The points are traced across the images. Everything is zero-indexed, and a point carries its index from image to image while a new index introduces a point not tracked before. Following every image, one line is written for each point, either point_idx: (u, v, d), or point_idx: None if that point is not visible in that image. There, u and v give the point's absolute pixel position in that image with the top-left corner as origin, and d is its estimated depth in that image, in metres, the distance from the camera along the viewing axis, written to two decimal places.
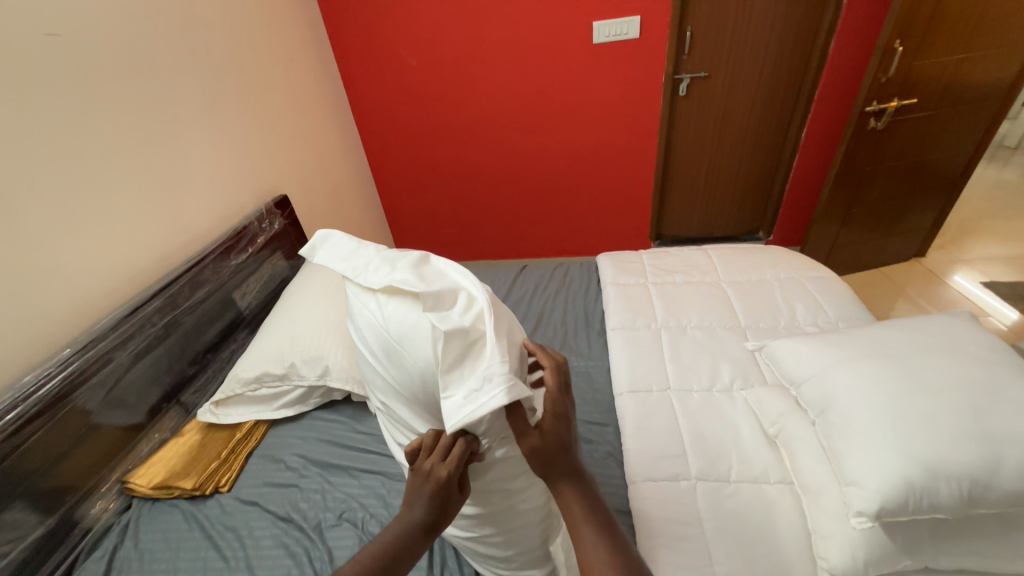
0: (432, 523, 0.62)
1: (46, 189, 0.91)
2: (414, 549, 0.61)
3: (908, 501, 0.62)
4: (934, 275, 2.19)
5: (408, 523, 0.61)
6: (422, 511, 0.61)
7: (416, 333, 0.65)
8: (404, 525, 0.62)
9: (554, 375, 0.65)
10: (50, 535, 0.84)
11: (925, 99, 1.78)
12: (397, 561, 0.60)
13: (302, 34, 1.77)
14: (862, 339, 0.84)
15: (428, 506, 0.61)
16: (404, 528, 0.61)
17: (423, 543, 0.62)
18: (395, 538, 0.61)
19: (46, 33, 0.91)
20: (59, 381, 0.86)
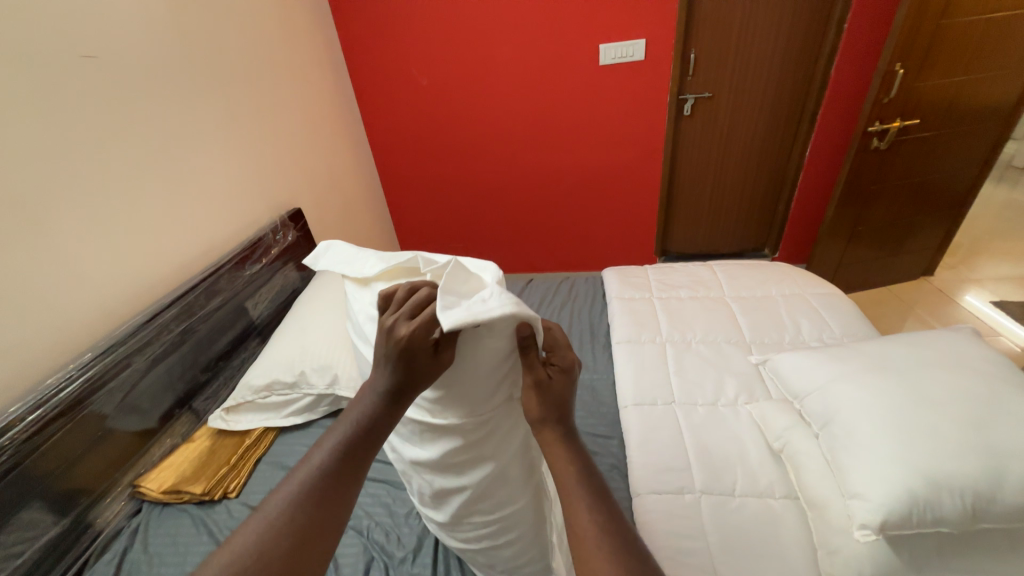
0: (400, 390, 0.56)
1: (76, 200, 0.95)
2: (386, 422, 0.55)
3: (912, 514, 0.62)
4: (943, 294, 2.18)
5: (373, 401, 0.56)
6: (385, 378, 0.55)
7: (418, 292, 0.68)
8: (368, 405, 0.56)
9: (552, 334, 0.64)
10: (62, 537, 0.86)
11: (927, 119, 1.80)
12: (369, 437, 0.54)
13: (319, 56, 1.85)
14: (865, 353, 0.85)
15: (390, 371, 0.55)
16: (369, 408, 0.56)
17: (396, 414, 0.56)
18: (363, 418, 0.55)
19: (83, 55, 0.97)
20: (80, 384, 0.89)
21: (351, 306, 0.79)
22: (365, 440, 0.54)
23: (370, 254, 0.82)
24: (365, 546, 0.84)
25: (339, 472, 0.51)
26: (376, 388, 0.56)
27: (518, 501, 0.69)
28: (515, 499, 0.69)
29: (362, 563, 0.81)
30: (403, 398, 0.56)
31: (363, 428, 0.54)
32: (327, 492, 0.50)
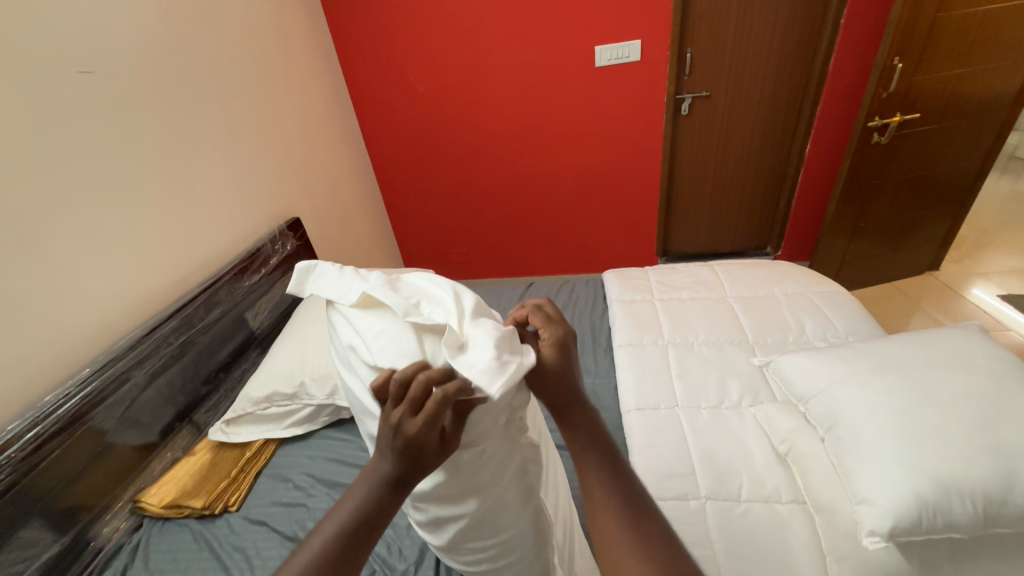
0: (400, 484, 0.52)
1: (74, 215, 0.95)
2: (386, 512, 0.53)
3: (921, 519, 0.60)
4: (949, 288, 2.15)
5: (374, 489, 0.52)
6: (386, 472, 0.52)
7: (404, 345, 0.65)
8: (367, 492, 0.52)
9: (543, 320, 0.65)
10: (63, 554, 0.85)
11: (928, 113, 1.78)
12: (370, 526, 0.52)
13: (316, 64, 1.86)
14: (871, 353, 0.83)
15: (394, 468, 0.52)
16: (367, 496, 0.52)
17: (396, 505, 0.53)
18: (362, 507, 0.52)
19: (79, 71, 0.98)
20: (78, 400, 0.89)
21: (336, 332, 0.76)
22: (362, 534, 0.51)
23: (358, 282, 0.77)
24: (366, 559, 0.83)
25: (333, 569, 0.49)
26: (376, 476, 0.53)
27: (513, 528, 0.67)
28: (512, 525, 0.67)
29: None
30: (404, 492, 0.53)
31: (360, 520, 0.51)
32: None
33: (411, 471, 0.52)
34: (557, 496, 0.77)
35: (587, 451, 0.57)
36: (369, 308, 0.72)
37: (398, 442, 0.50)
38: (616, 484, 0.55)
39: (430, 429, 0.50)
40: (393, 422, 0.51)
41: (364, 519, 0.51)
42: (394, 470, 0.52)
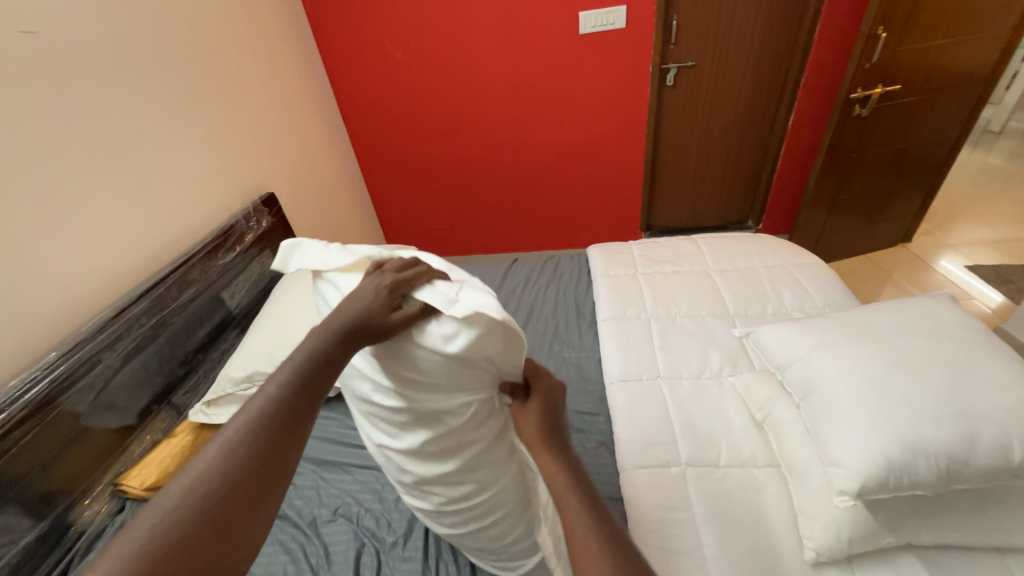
0: (331, 357, 0.57)
1: (26, 191, 0.89)
2: (316, 390, 0.55)
3: (888, 478, 0.63)
4: (920, 260, 2.23)
5: (316, 346, 0.57)
6: (347, 319, 0.60)
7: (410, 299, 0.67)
8: (308, 351, 0.57)
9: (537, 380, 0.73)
10: (43, 538, 0.84)
11: (908, 85, 1.79)
12: (320, 371, 0.56)
13: (285, 27, 1.74)
14: (848, 323, 0.85)
15: (347, 318, 0.60)
16: (293, 376, 0.54)
17: (330, 382, 0.57)
18: (285, 389, 0.53)
19: (19, 30, 0.89)
20: (46, 384, 0.85)
21: (324, 300, 0.77)
22: (316, 374, 0.56)
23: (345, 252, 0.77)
24: (355, 533, 0.85)
25: (266, 440, 0.48)
26: (301, 360, 0.56)
27: (497, 485, 0.69)
28: (497, 482, 0.68)
29: (352, 549, 0.82)
30: (341, 363, 0.58)
31: (288, 396, 0.53)
32: (257, 458, 0.47)
33: (356, 334, 0.59)
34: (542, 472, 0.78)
35: (558, 475, 0.59)
36: (355, 273, 0.75)
37: (356, 306, 0.61)
38: (593, 512, 0.54)
39: (397, 294, 0.64)
40: (363, 291, 0.63)
41: (294, 395, 0.53)
42: (329, 345, 0.57)
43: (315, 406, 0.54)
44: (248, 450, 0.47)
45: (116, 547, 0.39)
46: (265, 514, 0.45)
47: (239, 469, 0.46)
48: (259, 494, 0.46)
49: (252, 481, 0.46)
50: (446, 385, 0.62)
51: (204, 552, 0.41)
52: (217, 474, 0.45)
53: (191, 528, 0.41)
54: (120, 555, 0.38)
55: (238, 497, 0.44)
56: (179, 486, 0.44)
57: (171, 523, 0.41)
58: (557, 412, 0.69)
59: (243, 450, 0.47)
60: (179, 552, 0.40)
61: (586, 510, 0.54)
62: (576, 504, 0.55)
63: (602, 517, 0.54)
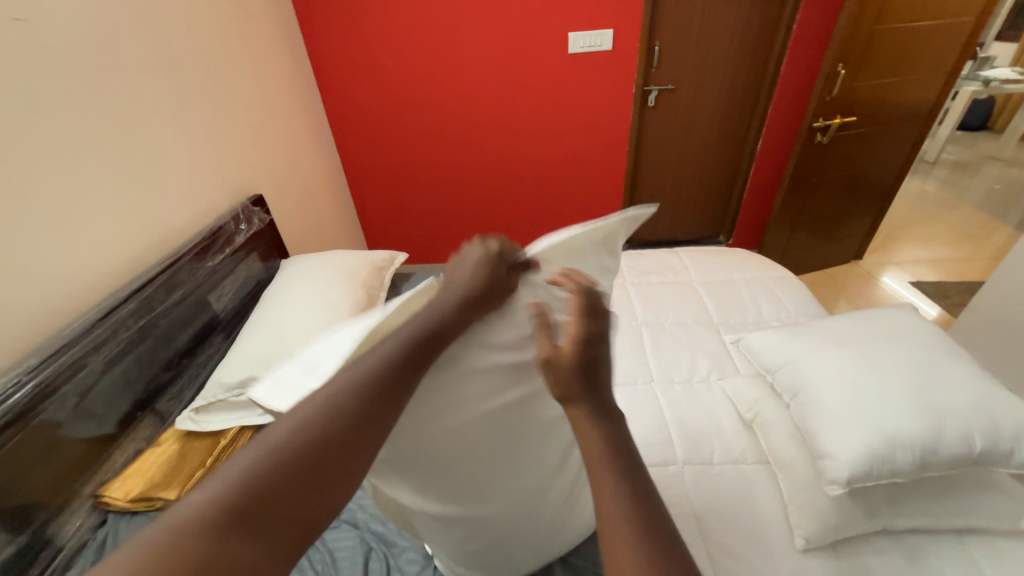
0: (441, 329, 0.60)
1: (9, 186, 0.84)
2: (420, 367, 0.56)
3: (872, 468, 0.70)
4: (871, 275, 2.43)
5: (436, 313, 0.61)
6: (468, 285, 0.66)
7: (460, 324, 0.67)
8: (430, 317, 0.61)
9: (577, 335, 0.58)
10: (20, 554, 0.78)
11: (862, 117, 1.97)
12: (434, 338, 0.59)
13: (274, 29, 1.72)
14: (826, 329, 0.94)
15: (468, 287, 0.66)
16: (404, 341, 0.56)
17: (438, 353, 0.60)
18: (391, 360, 0.54)
19: (10, 18, 0.85)
20: (29, 389, 0.81)
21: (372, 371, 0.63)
22: (431, 342, 0.59)
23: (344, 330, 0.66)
24: (361, 538, 0.84)
25: (366, 407, 0.49)
26: (407, 335, 0.57)
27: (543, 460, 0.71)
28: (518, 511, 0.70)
29: (359, 555, 0.81)
30: (449, 334, 0.61)
31: (398, 362, 0.54)
32: (351, 422, 0.47)
33: (464, 302, 0.64)
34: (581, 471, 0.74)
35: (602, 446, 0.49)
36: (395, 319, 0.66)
37: (467, 272, 0.67)
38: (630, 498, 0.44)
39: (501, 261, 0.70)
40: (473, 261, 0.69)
41: (401, 362, 0.54)
42: (448, 319, 0.61)
43: (421, 372, 0.56)
44: (347, 411, 0.47)
45: (221, 474, 0.40)
46: (344, 478, 0.45)
47: (336, 429, 0.45)
48: (346, 461, 0.45)
49: (342, 443, 0.45)
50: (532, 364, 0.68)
51: (297, 496, 0.41)
52: (323, 425, 0.45)
53: (285, 473, 0.41)
54: (224, 483, 0.39)
55: (333, 459, 0.44)
56: (288, 424, 0.44)
57: (276, 456, 0.42)
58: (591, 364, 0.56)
59: (340, 412, 0.47)
60: (268, 496, 0.40)
61: (614, 478, 0.46)
62: (616, 479, 0.46)
63: (635, 479, 0.47)
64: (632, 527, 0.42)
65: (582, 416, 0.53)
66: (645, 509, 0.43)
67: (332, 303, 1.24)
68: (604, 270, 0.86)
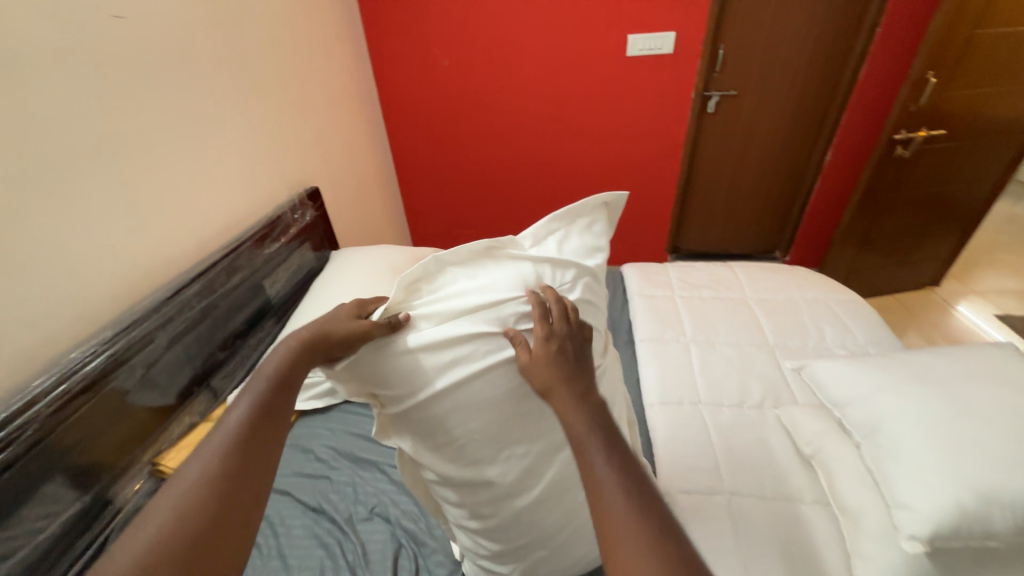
0: (289, 374, 0.61)
1: (101, 169, 0.91)
2: (280, 404, 0.58)
3: (961, 525, 0.62)
4: (948, 304, 2.21)
5: (276, 364, 0.61)
6: (308, 338, 0.65)
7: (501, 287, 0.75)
8: (271, 368, 0.61)
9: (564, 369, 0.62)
10: (86, 510, 0.85)
11: (952, 130, 1.79)
12: (283, 383, 0.60)
13: (340, 29, 1.79)
14: (908, 364, 0.85)
15: (306, 338, 0.65)
16: (254, 396, 0.57)
17: (293, 394, 0.61)
18: (254, 407, 0.56)
19: (113, 15, 0.93)
20: (104, 359, 0.87)
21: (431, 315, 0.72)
22: (279, 390, 0.59)
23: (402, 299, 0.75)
24: (392, 533, 0.85)
25: (243, 450, 0.51)
26: (262, 382, 0.59)
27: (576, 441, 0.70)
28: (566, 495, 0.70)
29: (390, 550, 0.82)
30: (298, 377, 0.62)
31: (257, 406, 0.56)
32: (239, 463, 0.50)
33: (307, 351, 0.65)
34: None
35: (577, 420, 0.57)
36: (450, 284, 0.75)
37: (313, 325, 0.68)
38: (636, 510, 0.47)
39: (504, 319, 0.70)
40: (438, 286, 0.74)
41: (262, 409, 0.56)
42: (281, 369, 0.61)
43: (283, 413, 0.58)
44: (225, 464, 0.49)
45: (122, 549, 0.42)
46: (254, 511, 0.49)
47: (221, 478, 0.48)
48: (251, 494, 0.49)
49: (236, 489, 0.48)
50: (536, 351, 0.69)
51: (203, 537, 0.44)
52: (209, 476, 0.48)
53: (186, 541, 0.43)
54: (133, 555, 0.41)
55: (227, 495, 0.47)
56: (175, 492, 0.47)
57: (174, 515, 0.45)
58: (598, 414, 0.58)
59: (224, 465, 0.49)
60: (190, 562, 0.43)
61: (618, 492, 0.49)
62: (592, 440, 0.54)
63: (606, 434, 0.56)
64: (609, 479, 0.50)
65: (561, 398, 0.60)
66: (614, 458, 0.52)
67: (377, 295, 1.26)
68: (590, 249, 0.84)
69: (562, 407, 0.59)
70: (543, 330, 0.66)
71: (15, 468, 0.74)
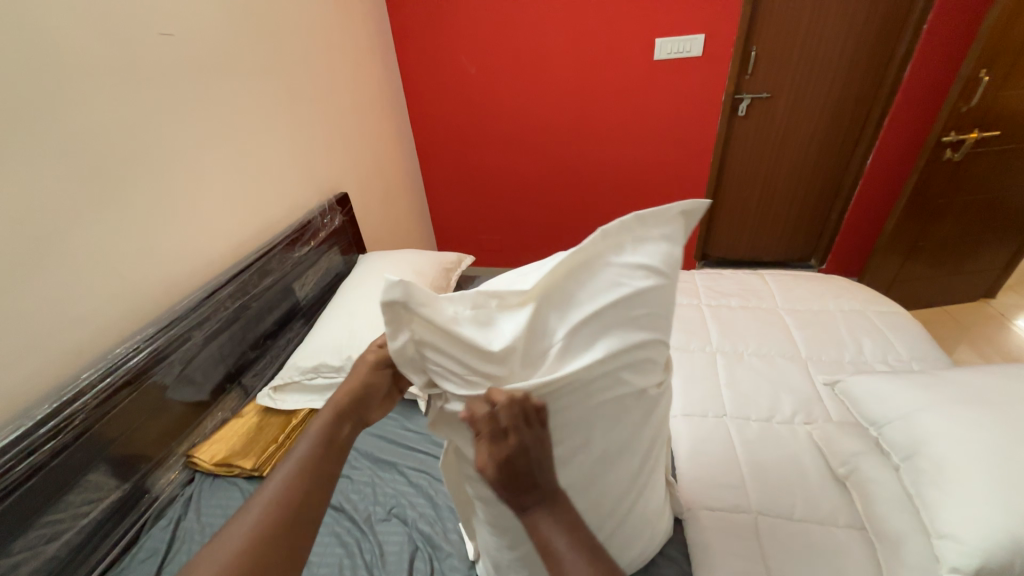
0: (347, 424, 0.61)
1: (148, 176, 0.97)
2: (326, 468, 0.55)
3: (1013, 560, 0.57)
4: (1005, 318, 2.05)
5: (335, 411, 0.61)
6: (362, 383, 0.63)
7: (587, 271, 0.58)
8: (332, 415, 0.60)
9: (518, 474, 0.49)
10: (125, 498, 0.90)
11: (1009, 132, 1.67)
12: (340, 435, 0.59)
13: (371, 40, 1.85)
14: (954, 381, 0.79)
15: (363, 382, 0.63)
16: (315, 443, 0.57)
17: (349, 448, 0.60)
18: (298, 470, 0.54)
19: (160, 33, 0.99)
20: (145, 355, 0.92)
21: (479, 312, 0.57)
22: (336, 439, 0.59)
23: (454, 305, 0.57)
24: (409, 535, 0.85)
25: (284, 521, 0.49)
26: (307, 444, 0.56)
27: (641, 449, 0.62)
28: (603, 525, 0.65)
29: (406, 552, 0.82)
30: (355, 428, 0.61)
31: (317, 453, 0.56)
32: (292, 516, 0.50)
33: (363, 401, 0.63)
34: (642, 503, 0.69)
35: (553, 537, 0.47)
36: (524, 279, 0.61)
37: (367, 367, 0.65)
38: None
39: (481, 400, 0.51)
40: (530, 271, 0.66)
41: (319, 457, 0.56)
42: (326, 432, 0.58)
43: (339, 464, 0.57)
44: (262, 536, 0.47)
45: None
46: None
47: (270, 531, 0.48)
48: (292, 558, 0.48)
49: (267, 566, 0.46)
50: (621, 356, 0.56)
51: None
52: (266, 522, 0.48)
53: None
54: None
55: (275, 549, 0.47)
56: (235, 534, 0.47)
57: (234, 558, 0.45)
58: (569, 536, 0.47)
59: (262, 539, 0.47)
60: None
61: None
62: (572, 551, 0.46)
63: (587, 540, 0.47)
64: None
65: (529, 510, 0.49)
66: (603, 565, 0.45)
67: None
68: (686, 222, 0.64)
69: (529, 521, 0.48)
70: (496, 448, 0.49)
71: (63, 455, 0.79)
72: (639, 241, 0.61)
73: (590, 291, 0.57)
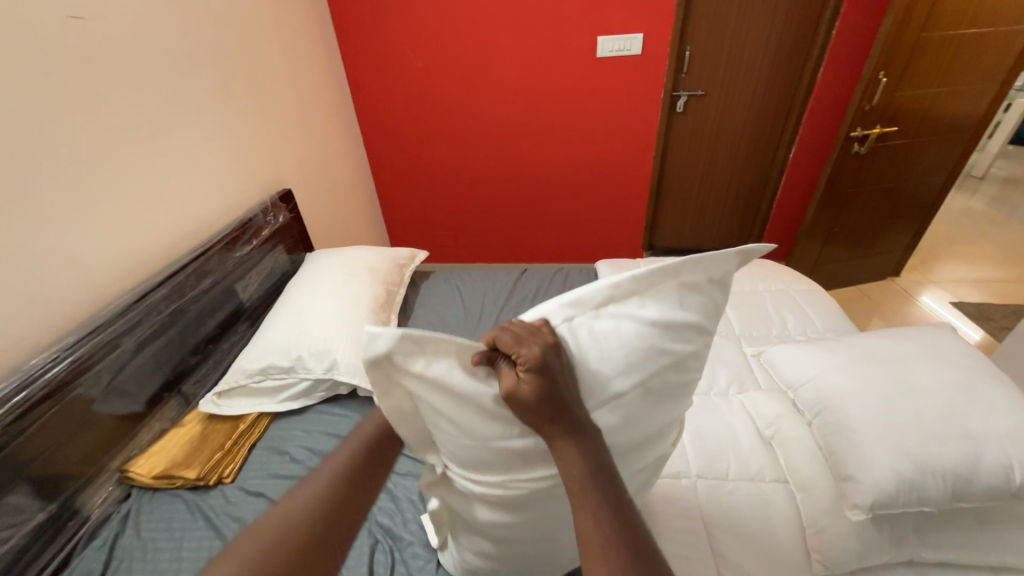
0: (387, 446, 0.60)
1: (60, 172, 0.89)
2: (373, 476, 0.57)
3: (899, 492, 0.67)
4: (908, 294, 2.31)
5: (376, 431, 0.61)
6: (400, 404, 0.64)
7: (641, 335, 0.56)
8: (372, 434, 0.60)
9: (540, 383, 0.50)
10: (51, 520, 0.83)
11: (905, 127, 1.89)
12: (380, 456, 0.59)
13: (311, 31, 1.78)
14: (854, 345, 0.90)
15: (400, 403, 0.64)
16: (354, 455, 0.57)
17: (386, 470, 0.59)
18: (352, 459, 0.57)
19: (69, 16, 0.91)
20: (66, 365, 0.85)
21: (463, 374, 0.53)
22: (375, 460, 0.58)
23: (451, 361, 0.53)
24: (369, 529, 0.85)
25: (331, 515, 0.51)
26: (362, 442, 0.59)
27: None
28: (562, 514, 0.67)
29: (367, 546, 0.82)
30: (393, 450, 0.61)
31: (355, 464, 0.56)
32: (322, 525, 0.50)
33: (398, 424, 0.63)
34: None
35: (577, 466, 0.48)
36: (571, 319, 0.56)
37: None
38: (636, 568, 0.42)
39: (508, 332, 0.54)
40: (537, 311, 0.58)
41: (356, 470, 0.56)
42: (380, 431, 0.61)
43: (376, 483, 0.57)
44: (315, 518, 0.50)
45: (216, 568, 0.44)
46: None
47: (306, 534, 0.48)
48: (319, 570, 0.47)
49: (316, 551, 0.48)
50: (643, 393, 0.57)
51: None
52: (299, 524, 0.49)
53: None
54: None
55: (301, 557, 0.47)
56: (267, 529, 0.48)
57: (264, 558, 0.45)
58: (600, 465, 0.49)
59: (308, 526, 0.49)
60: None
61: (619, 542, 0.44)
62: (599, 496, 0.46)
63: (608, 487, 0.48)
64: (602, 551, 0.43)
65: (555, 435, 0.50)
66: (609, 500, 0.46)
67: (353, 297, 1.27)
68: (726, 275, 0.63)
69: (556, 447, 0.49)
70: (532, 349, 0.51)
71: None
72: (682, 294, 0.60)
73: (637, 353, 0.56)
